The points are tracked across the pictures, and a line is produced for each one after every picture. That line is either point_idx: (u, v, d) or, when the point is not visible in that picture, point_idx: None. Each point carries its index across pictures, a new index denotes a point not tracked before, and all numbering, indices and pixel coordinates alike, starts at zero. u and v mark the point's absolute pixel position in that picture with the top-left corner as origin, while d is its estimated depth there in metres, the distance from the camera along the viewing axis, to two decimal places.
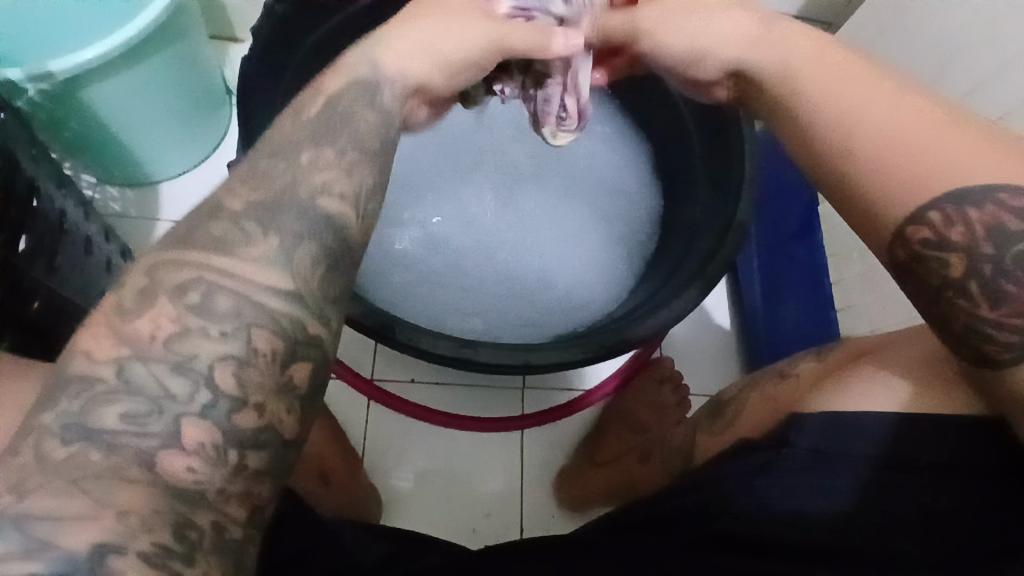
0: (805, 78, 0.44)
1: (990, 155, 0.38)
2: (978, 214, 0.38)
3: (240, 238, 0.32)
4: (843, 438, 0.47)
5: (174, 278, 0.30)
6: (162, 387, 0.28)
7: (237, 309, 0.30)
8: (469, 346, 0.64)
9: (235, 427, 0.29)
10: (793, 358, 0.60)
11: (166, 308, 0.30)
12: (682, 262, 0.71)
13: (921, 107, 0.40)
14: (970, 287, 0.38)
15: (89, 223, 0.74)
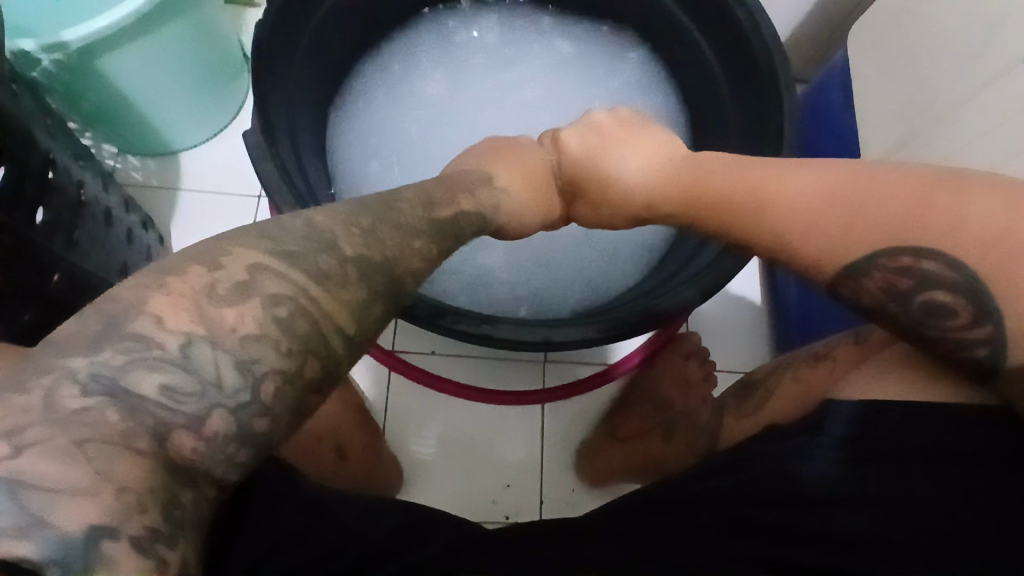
0: (709, 176, 0.52)
1: (884, 219, 0.41)
2: (878, 280, 0.43)
3: (336, 273, 0.30)
4: (881, 426, 0.45)
5: (271, 285, 0.28)
6: (218, 376, 0.26)
7: (310, 334, 0.28)
8: (488, 322, 0.62)
9: (252, 431, 0.27)
10: (827, 340, 0.58)
11: (257, 308, 0.27)
12: (712, 237, 0.68)
13: (816, 184, 0.45)
14: (913, 329, 0.42)
15: (108, 194, 0.74)
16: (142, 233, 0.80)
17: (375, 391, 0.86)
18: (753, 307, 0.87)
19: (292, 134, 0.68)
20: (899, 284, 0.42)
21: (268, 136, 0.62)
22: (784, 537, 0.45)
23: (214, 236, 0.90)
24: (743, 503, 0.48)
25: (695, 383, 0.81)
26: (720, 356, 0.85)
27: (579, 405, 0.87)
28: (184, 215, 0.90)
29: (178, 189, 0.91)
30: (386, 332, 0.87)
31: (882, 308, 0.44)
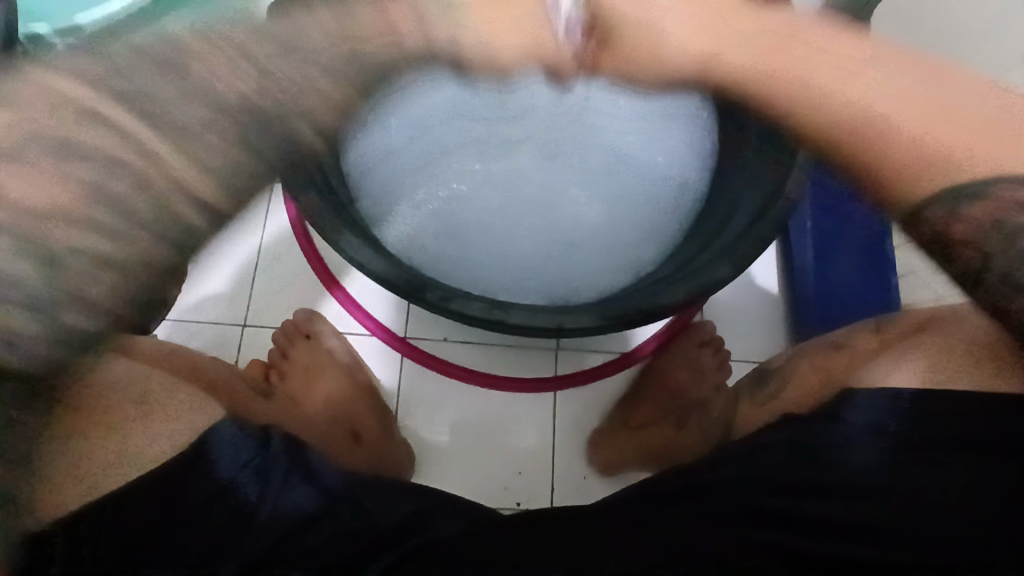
0: (783, 48, 0.42)
1: (988, 139, 0.38)
2: (977, 211, 0.38)
3: (172, 104, 0.41)
4: (900, 414, 0.44)
5: (77, 152, 0.39)
6: (96, 242, 0.39)
7: (100, 222, 0.39)
8: (500, 308, 0.62)
9: (67, 318, 0.39)
10: (848, 329, 0.56)
11: (67, 187, 0.39)
12: (730, 220, 0.66)
13: (908, 90, 0.40)
14: (989, 276, 0.38)
15: None
16: None
17: (387, 377, 0.86)
18: (769, 296, 0.86)
19: None
20: (1012, 216, 0.37)
21: None
22: (798, 527, 0.45)
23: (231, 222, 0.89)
24: (754, 491, 0.47)
25: (709, 372, 0.80)
26: (734, 346, 0.84)
27: (593, 392, 0.86)
28: None
29: None
30: (399, 319, 0.87)
31: (969, 246, 0.38)
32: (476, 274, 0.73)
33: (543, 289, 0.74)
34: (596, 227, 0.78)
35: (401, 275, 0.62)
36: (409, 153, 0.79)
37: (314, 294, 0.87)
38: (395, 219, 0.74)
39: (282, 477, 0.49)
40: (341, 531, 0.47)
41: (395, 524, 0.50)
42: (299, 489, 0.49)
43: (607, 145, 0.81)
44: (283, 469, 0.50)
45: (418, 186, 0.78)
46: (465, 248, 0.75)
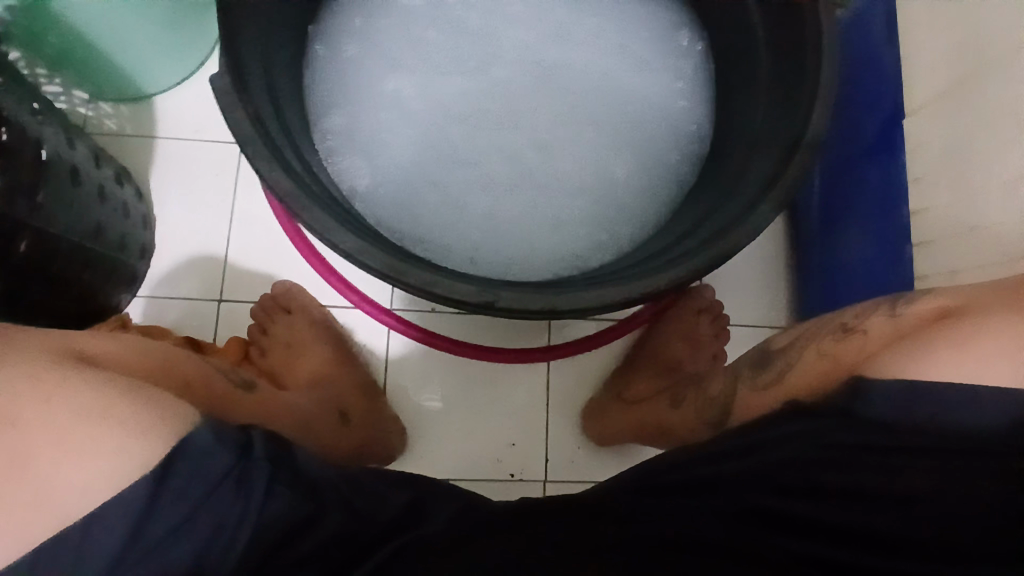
0: None
1: None
2: None
3: None
4: (918, 412, 0.41)
5: None
6: None
7: None
8: (487, 289, 0.57)
9: None
10: (860, 308, 0.52)
11: None
12: (734, 188, 0.61)
13: None
14: None
15: (74, 149, 0.67)
16: (117, 187, 0.74)
17: (373, 350, 0.82)
18: (771, 259, 0.81)
19: (269, 85, 0.60)
20: None
21: (237, 82, 0.55)
22: (797, 530, 0.43)
23: (201, 190, 0.83)
24: (755, 490, 0.45)
25: (707, 341, 0.77)
26: (734, 312, 0.81)
27: (586, 363, 0.83)
28: (164, 167, 0.83)
29: (155, 137, 0.84)
30: (381, 289, 0.83)
31: None
32: (452, 239, 0.67)
33: (526, 254, 0.68)
34: (586, 179, 0.71)
35: (364, 249, 0.57)
36: (374, 97, 0.70)
37: (292, 265, 0.82)
38: (360, 177, 0.67)
39: (262, 489, 0.44)
40: (326, 536, 0.45)
41: (388, 523, 0.49)
42: (292, 499, 0.46)
43: (599, 86, 0.73)
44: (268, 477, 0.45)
45: (386, 133, 0.70)
46: (440, 207, 0.69)
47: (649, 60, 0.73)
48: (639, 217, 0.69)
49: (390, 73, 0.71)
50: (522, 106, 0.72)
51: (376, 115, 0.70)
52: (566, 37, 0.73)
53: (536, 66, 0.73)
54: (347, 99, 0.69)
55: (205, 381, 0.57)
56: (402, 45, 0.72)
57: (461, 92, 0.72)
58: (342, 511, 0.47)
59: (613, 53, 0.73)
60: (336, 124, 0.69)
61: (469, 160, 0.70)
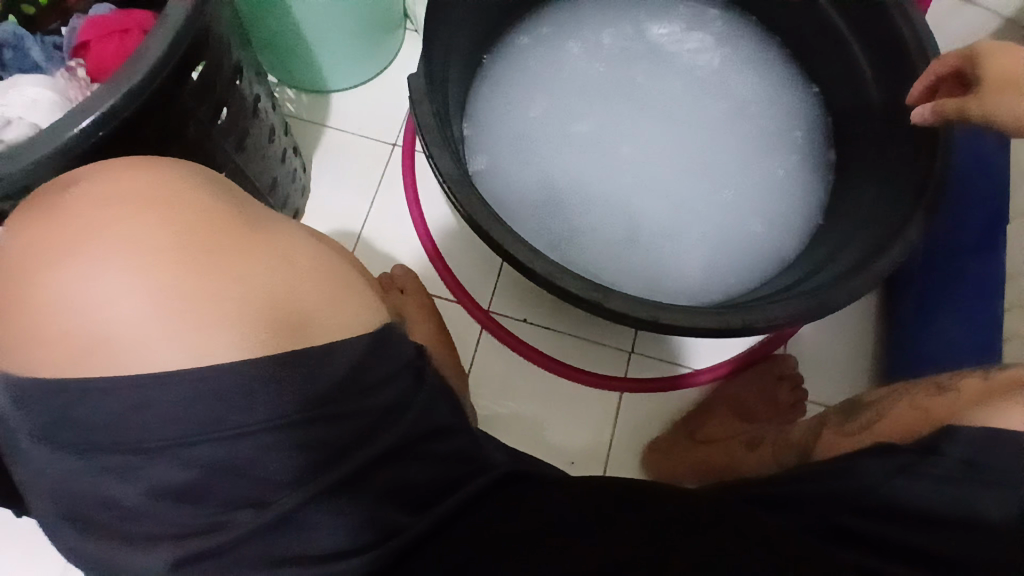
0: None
1: None
2: None
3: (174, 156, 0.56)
4: (1000, 457, 0.44)
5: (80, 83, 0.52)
6: None
7: None
8: (600, 290, 0.65)
9: None
10: (953, 372, 0.55)
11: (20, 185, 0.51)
12: (836, 257, 0.68)
13: None
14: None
15: (273, 113, 0.80)
16: (292, 157, 0.86)
17: (465, 345, 0.89)
18: (856, 342, 0.85)
19: (445, 91, 0.72)
20: None
21: (428, 82, 0.68)
22: (871, 546, 0.46)
23: (351, 176, 0.95)
24: (839, 511, 0.48)
25: (784, 407, 0.81)
26: (812, 386, 0.84)
27: (659, 403, 0.87)
28: (326, 152, 0.96)
29: (324, 126, 0.97)
30: (484, 291, 0.91)
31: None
32: (569, 250, 0.76)
33: (631, 277, 0.76)
34: (701, 223, 0.78)
35: (500, 231, 0.66)
36: (526, 113, 0.80)
37: (413, 255, 0.92)
38: (501, 182, 0.78)
39: None
40: None
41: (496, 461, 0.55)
42: None
43: (727, 144, 0.81)
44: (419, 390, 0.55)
45: (530, 145, 0.79)
46: (564, 220, 0.77)
47: (769, 132, 0.82)
48: (737, 266, 0.77)
49: (541, 96, 0.81)
50: (653, 147, 0.80)
51: (525, 128, 0.80)
52: (700, 100, 0.82)
53: (672, 116, 0.81)
54: (503, 114, 0.80)
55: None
56: (557, 76, 0.82)
57: (601, 123, 0.81)
58: None
59: (746, 119, 0.82)
60: (486, 131, 0.79)
61: (598, 183, 0.79)
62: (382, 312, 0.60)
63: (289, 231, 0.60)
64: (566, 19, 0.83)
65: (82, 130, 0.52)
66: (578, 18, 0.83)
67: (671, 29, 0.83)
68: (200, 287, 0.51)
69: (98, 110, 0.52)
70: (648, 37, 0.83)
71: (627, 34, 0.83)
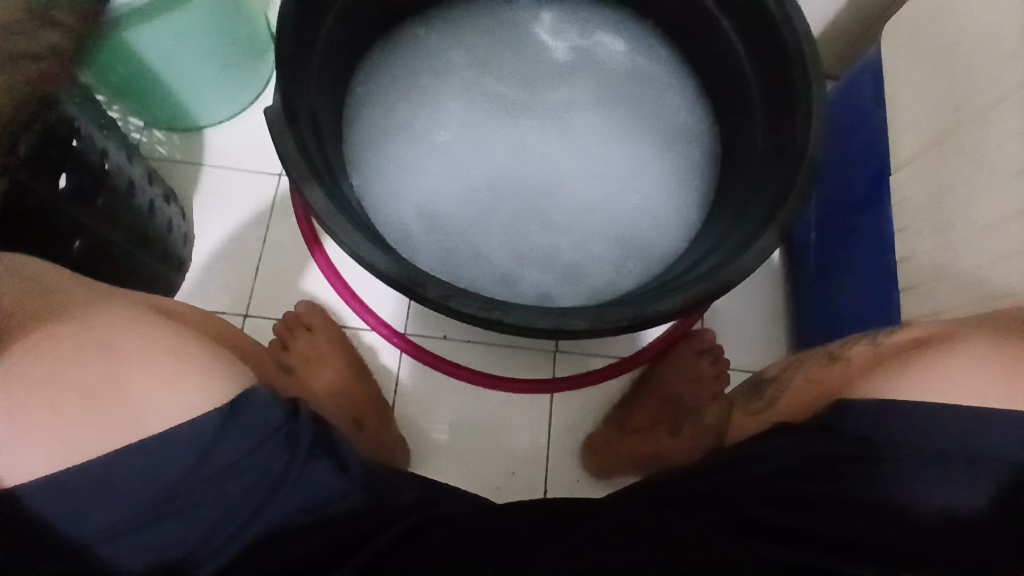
0: None
1: None
2: None
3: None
4: (890, 427, 0.44)
5: None
6: None
7: None
8: (500, 308, 0.63)
9: None
10: (844, 339, 0.55)
11: None
12: (730, 233, 0.68)
13: None
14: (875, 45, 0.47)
15: (132, 165, 0.75)
16: (164, 206, 0.80)
17: (387, 372, 0.86)
18: (770, 306, 0.86)
19: (314, 116, 0.67)
20: None
21: (289, 111, 0.63)
22: (783, 537, 0.45)
23: (239, 213, 0.90)
24: (746, 502, 0.47)
25: (708, 382, 0.81)
26: (732, 356, 0.85)
27: (589, 397, 0.86)
28: (208, 191, 0.90)
29: (201, 165, 0.91)
30: (397, 314, 0.88)
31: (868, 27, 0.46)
32: (469, 266, 0.75)
33: (536, 284, 0.75)
34: (596, 220, 0.78)
35: (384, 258, 0.63)
36: (407, 134, 0.78)
37: (317, 286, 0.88)
38: (390, 207, 0.75)
39: (307, 454, 0.49)
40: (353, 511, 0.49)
41: (407, 508, 0.53)
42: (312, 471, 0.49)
43: (612, 136, 0.81)
44: (308, 444, 0.49)
45: (414, 166, 0.77)
46: (460, 238, 0.76)
47: (653, 122, 0.82)
48: (639, 257, 0.76)
49: (421, 113, 0.79)
50: (541, 151, 0.80)
51: (407, 149, 0.78)
52: (581, 93, 0.82)
53: (555, 117, 0.81)
54: (383, 137, 0.78)
55: (256, 356, 0.63)
56: (433, 89, 0.80)
57: (485, 134, 0.80)
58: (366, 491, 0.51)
59: (628, 109, 0.82)
60: (366, 155, 0.76)
61: (489, 196, 0.78)
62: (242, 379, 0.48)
63: (118, 306, 0.49)
64: (438, 27, 0.81)
65: None
66: (447, 25, 0.81)
67: (543, 28, 0.83)
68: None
69: None
70: (523, 37, 0.83)
71: (501, 40, 0.82)
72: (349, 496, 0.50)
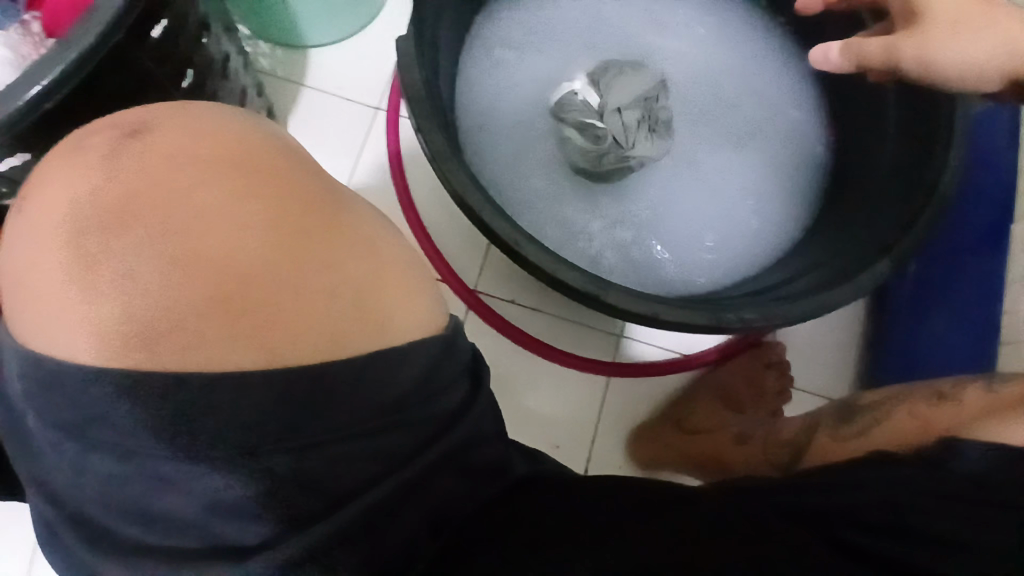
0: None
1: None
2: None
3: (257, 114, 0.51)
4: (1009, 473, 0.43)
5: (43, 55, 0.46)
6: None
7: None
8: (599, 282, 0.62)
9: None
10: (955, 381, 0.55)
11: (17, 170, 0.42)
12: (839, 252, 0.66)
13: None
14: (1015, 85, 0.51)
15: (244, 73, 0.74)
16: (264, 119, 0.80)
17: None
18: (845, 332, 0.85)
19: (435, 56, 0.68)
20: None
21: (417, 46, 0.63)
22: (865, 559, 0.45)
23: (331, 140, 0.89)
24: (837, 523, 0.46)
25: (769, 396, 0.80)
26: (799, 375, 0.84)
27: (645, 387, 0.86)
28: (304, 113, 0.89)
29: (301, 85, 0.90)
30: (470, 269, 0.87)
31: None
32: (559, 235, 0.75)
33: (623, 265, 0.75)
34: (695, 214, 0.77)
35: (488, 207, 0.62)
36: (519, 93, 0.78)
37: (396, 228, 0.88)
38: (491, 162, 0.75)
39: None
40: None
41: None
42: None
43: (722, 132, 0.80)
44: None
45: (521, 126, 0.77)
46: (555, 206, 0.76)
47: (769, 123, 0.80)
48: (732, 257, 0.76)
49: (535, 75, 0.79)
50: None
51: (516, 107, 0.77)
52: (694, 88, 0.81)
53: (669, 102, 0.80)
54: (495, 92, 0.77)
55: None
56: (550, 57, 0.80)
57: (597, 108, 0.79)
58: None
59: (744, 107, 0.80)
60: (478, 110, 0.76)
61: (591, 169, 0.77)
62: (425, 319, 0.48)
63: (343, 224, 0.47)
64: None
65: (30, 99, 0.46)
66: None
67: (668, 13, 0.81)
68: (181, 285, 0.40)
69: (45, 78, 0.46)
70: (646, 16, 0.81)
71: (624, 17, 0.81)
72: None
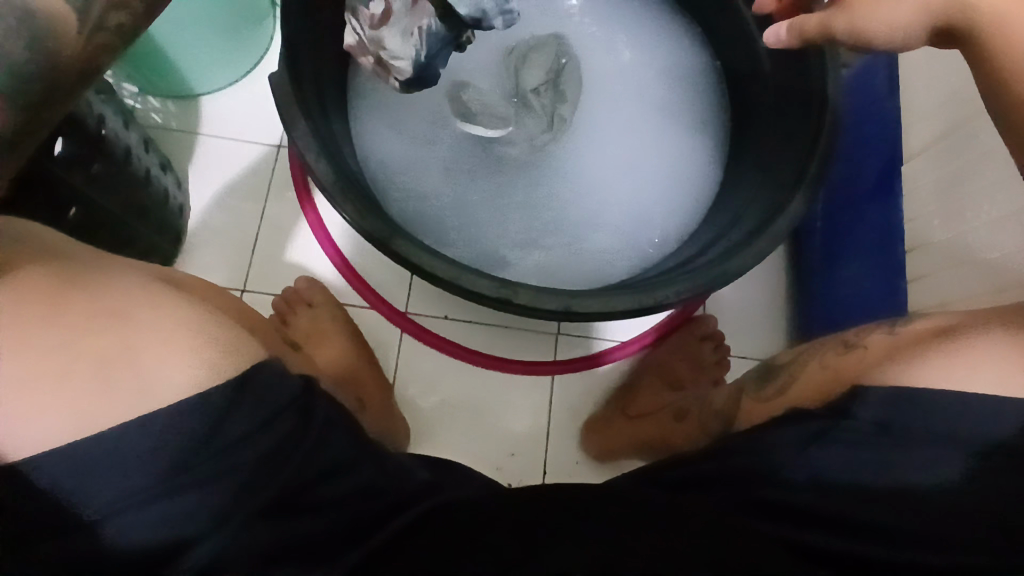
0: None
1: None
2: None
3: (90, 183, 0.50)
4: (912, 414, 0.44)
5: None
6: None
7: None
8: (508, 286, 0.61)
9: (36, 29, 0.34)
10: (861, 329, 0.57)
11: None
12: (740, 217, 0.68)
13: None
14: None
15: (129, 132, 0.71)
16: (160, 174, 0.77)
17: (386, 350, 0.85)
18: (772, 292, 0.86)
19: (320, 89, 0.65)
20: None
21: (293, 80, 0.60)
22: (799, 520, 0.46)
23: (237, 185, 0.87)
24: (760, 483, 0.48)
25: (709, 366, 0.82)
26: (737, 343, 0.85)
27: (590, 379, 0.86)
28: (202, 162, 0.87)
29: (198, 134, 0.88)
30: (398, 292, 0.86)
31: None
32: (472, 241, 0.75)
33: (538, 261, 0.76)
34: (600, 196, 0.78)
35: (381, 225, 0.61)
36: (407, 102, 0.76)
37: (315, 262, 0.87)
38: (390, 179, 0.74)
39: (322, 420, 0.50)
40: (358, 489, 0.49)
41: (415, 491, 0.54)
42: (327, 447, 0.49)
43: (615, 112, 0.81)
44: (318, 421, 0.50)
45: (415, 138, 0.76)
46: (460, 211, 0.76)
47: (658, 98, 0.81)
48: (639, 233, 0.77)
49: None
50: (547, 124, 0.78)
51: (407, 119, 0.76)
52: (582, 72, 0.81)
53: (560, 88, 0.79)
54: (383, 105, 0.76)
55: (262, 329, 0.62)
56: None
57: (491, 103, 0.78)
58: (380, 473, 0.52)
59: (632, 85, 0.81)
60: (374, 135, 0.75)
61: (493, 171, 0.77)
62: (243, 356, 0.48)
63: (129, 282, 0.47)
64: None
65: None
66: None
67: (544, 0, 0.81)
68: None
69: None
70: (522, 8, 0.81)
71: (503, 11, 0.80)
72: (360, 471, 0.50)
